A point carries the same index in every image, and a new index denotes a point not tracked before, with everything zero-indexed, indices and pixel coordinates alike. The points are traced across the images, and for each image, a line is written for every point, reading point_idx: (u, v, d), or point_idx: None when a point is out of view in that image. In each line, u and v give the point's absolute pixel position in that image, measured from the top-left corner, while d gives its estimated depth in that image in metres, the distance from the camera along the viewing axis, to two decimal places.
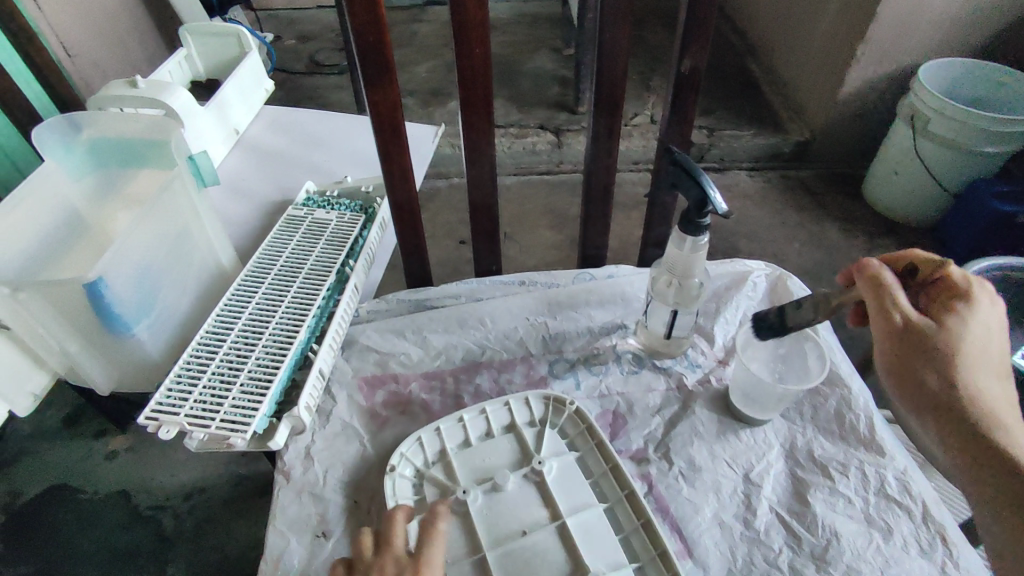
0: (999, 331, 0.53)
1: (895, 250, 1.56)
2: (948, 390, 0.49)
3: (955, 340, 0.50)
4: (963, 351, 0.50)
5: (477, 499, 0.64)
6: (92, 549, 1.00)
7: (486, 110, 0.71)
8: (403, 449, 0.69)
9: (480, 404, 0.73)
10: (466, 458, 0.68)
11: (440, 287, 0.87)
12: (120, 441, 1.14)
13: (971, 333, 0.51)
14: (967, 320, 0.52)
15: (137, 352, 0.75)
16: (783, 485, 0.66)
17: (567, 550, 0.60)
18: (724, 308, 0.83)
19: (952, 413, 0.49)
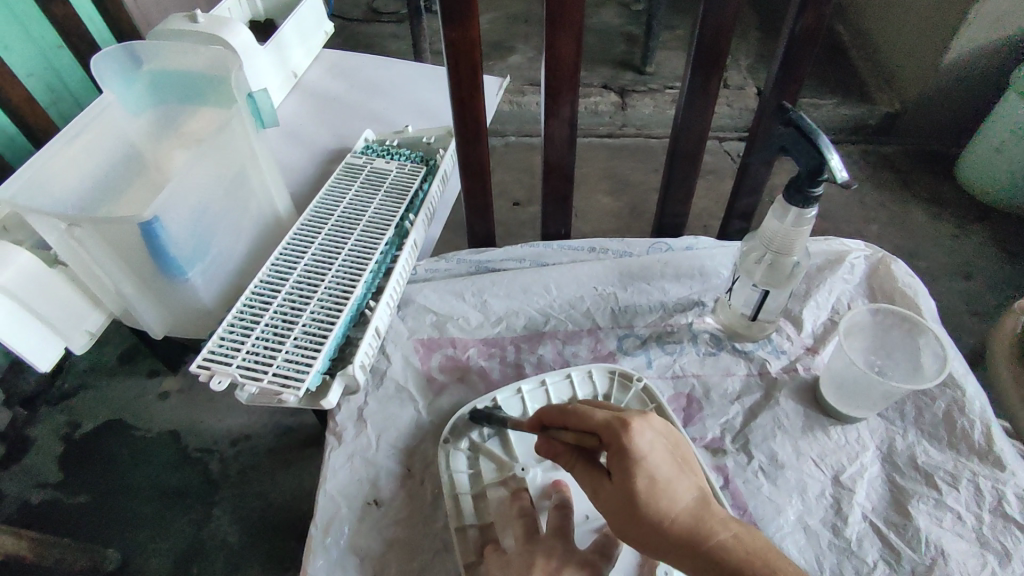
0: (673, 459, 0.44)
1: (990, 238, 1.40)
2: (684, 556, 0.41)
3: (646, 499, 0.42)
4: (664, 508, 0.42)
5: (537, 479, 0.60)
6: (143, 486, 1.01)
7: (572, 55, 0.64)
8: (457, 421, 0.65)
9: (540, 375, 0.67)
10: (524, 433, 0.63)
11: (503, 248, 0.81)
12: (172, 382, 1.14)
13: (659, 479, 0.43)
14: (644, 473, 0.43)
15: (190, 298, 0.72)
16: (879, 493, 0.60)
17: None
18: (815, 290, 0.74)
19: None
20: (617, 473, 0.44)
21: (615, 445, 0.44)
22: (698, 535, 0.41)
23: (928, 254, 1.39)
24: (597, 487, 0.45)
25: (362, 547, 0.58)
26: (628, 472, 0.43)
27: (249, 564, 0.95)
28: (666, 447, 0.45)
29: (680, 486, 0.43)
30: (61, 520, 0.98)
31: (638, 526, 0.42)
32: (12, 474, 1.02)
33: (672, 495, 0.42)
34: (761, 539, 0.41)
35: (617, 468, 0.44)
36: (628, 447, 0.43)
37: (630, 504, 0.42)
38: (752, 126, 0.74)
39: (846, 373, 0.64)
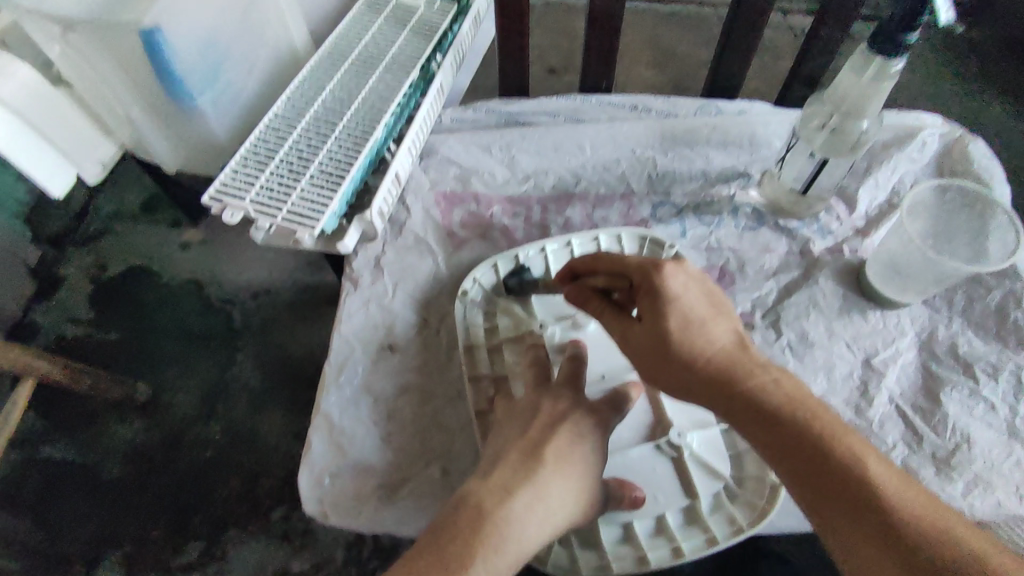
0: (708, 307, 0.44)
1: None
2: (709, 399, 0.41)
3: (676, 341, 0.42)
4: (695, 350, 0.42)
5: (555, 337, 0.58)
6: (169, 330, 1.04)
7: None
8: (477, 274, 0.62)
9: (566, 236, 0.63)
10: (545, 291, 0.61)
11: (537, 100, 0.74)
12: (193, 234, 1.12)
13: (692, 322, 0.42)
14: (678, 316, 0.43)
15: (203, 129, 0.69)
16: (910, 378, 0.58)
17: (650, 403, 0.55)
18: (878, 168, 0.67)
19: (738, 419, 0.40)
20: (646, 315, 0.43)
21: (645, 288, 0.44)
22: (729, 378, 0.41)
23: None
24: (624, 329, 0.45)
25: (375, 388, 0.58)
26: (658, 314, 0.43)
27: (271, 408, 0.98)
28: (703, 293, 0.44)
29: (714, 330, 0.42)
30: (94, 353, 1.01)
31: (668, 365, 0.42)
32: (46, 309, 1.05)
33: (704, 338, 0.42)
34: (799, 387, 0.40)
35: (647, 310, 0.43)
36: (661, 289, 0.43)
37: (659, 345, 0.42)
38: None
39: (900, 255, 0.59)
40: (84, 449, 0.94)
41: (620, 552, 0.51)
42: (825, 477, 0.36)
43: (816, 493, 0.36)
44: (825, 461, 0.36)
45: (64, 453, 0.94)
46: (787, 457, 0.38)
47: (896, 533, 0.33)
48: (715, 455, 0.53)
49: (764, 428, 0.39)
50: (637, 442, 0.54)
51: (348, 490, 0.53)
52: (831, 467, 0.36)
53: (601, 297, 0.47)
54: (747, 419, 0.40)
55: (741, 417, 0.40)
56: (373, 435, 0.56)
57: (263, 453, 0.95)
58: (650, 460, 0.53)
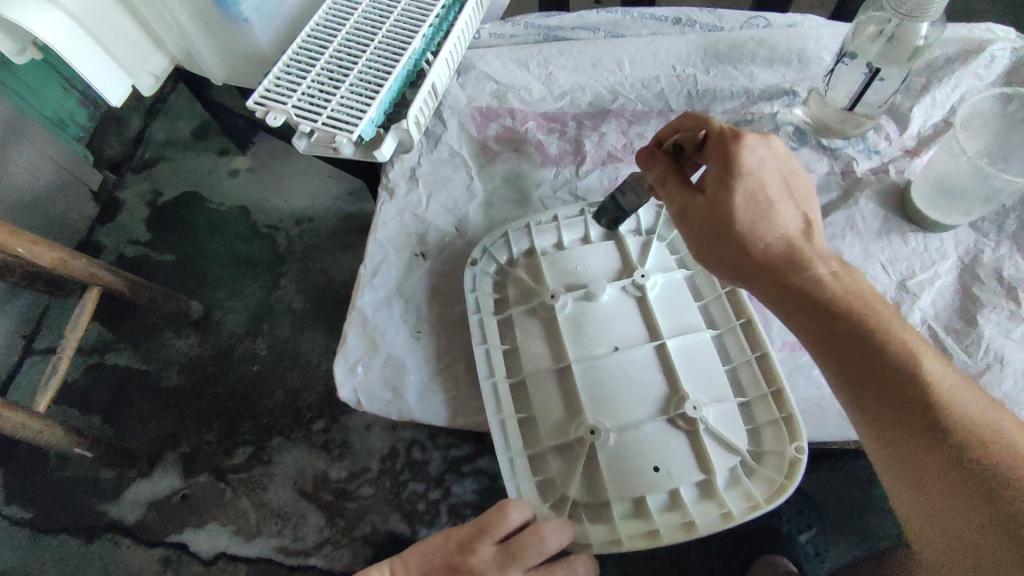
0: (780, 186, 0.44)
1: None
2: (763, 280, 0.42)
3: (742, 217, 0.42)
4: (761, 231, 0.42)
5: (566, 306, 0.56)
6: (219, 250, 1.09)
7: None
8: (487, 243, 0.62)
9: (580, 204, 0.62)
10: (555, 264, 0.59)
11: (578, 13, 0.72)
12: (241, 161, 1.16)
13: (761, 199, 0.43)
14: (748, 193, 0.43)
15: (248, 41, 0.70)
16: (948, 300, 0.56)
17: (666, 375, 0.53)
18: (935, 86, 0.64)
19: (788, 304, 0.41)
20: (714, 189, 0.44)
21: (722, 159, 0.44)
22: (788, 262, 0.41)
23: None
24: (684, 202, 0.45)
25: (407, 291, 0.60)
26: (730, 188, 0.43)
27: (313, 327, 1.03)
28: (776, 177, 0.44)
29: (780, 212, 0.43)
30: (152, 271, 1.08)
31: (724, 239, 0.43)
32: (108, 229, 1.12)
33: (772, 217, 0.43)
34: (859, 277, 0.40)
35: (716, 182, 0.44)
36: (738, 163, 0.44)
37: (724, 219, 0.43)
38: None
39: (949, 171, 0.56)
40: (145, 358, 1.01)
41: (631, 525, 0.51)
42: (873, 360, 0.37)
43: (860, 375, 0.37)
44: (877, 343, 0.37)
45: (128, 360, 1.01)
46: (835, 342, 0.38)
47: (938, 415, 0.34)
48: (730, 429, 0.53)
49: (816, 312, 0.39)
50: (651, 417, 0.52)
51: (379, 382, 0.56)
52: (881, 350, 0.37)
53: (671, 167, 0.47)
54: (800, 304, 0.40)
55: (795, 296, 0.40)
56: (405, 334, 0.59)
57: (307, 368, 1.00)
58: (662, 435, 0.52)
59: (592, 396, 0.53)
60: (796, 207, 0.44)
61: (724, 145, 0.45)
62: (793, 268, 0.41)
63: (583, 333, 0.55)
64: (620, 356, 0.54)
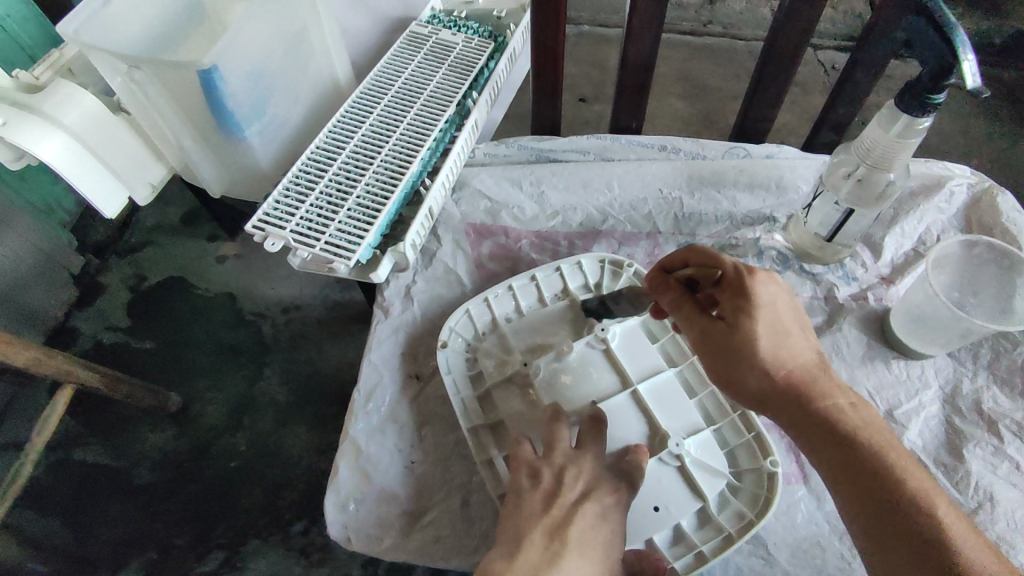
0: (791, 319, 0.44)
1: None
2: (785, 407, 0.42)
3: (763, 347, 0.42)
4: (779, 357, 0.42)
5: (540, 372, 0.59)
6: (202, 339, 1.02)
7: None
8: (454, 324, 0.63)
9: (554, 261, 0.67)
10: (517, 330, 0.63)
11: (568, 138, 0.76)
12: (230, 247, 1.11)
13: (779, 329, 0.43)
14: (767, 321, 0.43)
15: (249, 158, 0.71)
16: (934, 432, 0.57)
17: (645, 417, 0.56)
18: (903, 218, 0.68)
19: (808, 430, 0.42)
20: (732, 316, 0.43)
21: (736, 289, 0.43)
22: (804, 388, 0.42)
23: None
24: (704, 324, 0.44)
25: (401, 416, 0.61)
26: (750, 318, 0.42)
27: (295, 423, 0.96)
28: (790, 305, 0.44)
29: (796, 342, 0.43)
30: (130, 361, 1.00)
31: (744, 365, 0.43)
32: (86, 313, 1.04)
33: (789, 347, 0.43)
34: (867, 410, 0.42)
35: (735, 310, 0.43)
36: (756, 295, 0.43)
37: (743, 349, 0.42)
38: None
39: (924, 306, 0.59)
40: (115, 453, 0.94)
41: None
42: (891, 497, 0.38)
43: (874, 511, 0.38)
44: (890, 479, 0.38)
45: (97, 456, 0.93)
46: (848, 473, 0.40)
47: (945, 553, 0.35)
48: (711, 455, 0.56)
49: (835, 443, 0.41)
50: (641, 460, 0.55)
51: (370, 516, 0.56)
52: (898, 487, 0.38)
53: (686, 292, 0.46)
54: (818, 433, 0.41)
55: (814, 424, 0.41)
56: (397, 464, 0.58)
57: (288, 465, 0.93)
58: (656, 474, 0.55)
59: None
60: (808, 337, 0.44)
61: (738, 277, 0.43)
62: (811, 397, 0.42)
63: (559, 393, 0.58)
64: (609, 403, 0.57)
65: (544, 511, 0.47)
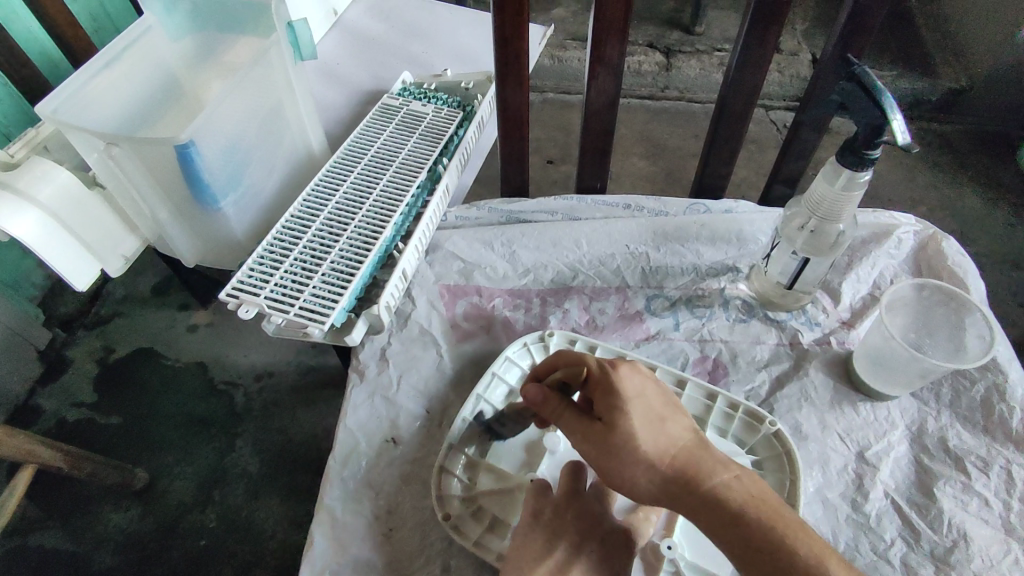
0: (661, 406, 0.44)
1: None
2: (676, 496, 0.41)
3: (642, 439, 0.42)
4: (661, 449, 0.42)
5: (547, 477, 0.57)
6: (172, 412, 1.00)
7: (623, 25, 0.61)
8: (439, 490, 0.57)
9: (488, 369, 0.63)
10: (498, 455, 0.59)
11: (537, 199, 0.79)
12: (202, 316, 1.10)
13: (652, 422, 0.43)
14: (640, 416, 0.43)
15: (224, 230, 0.72)
16: (905, 472, 0.58)
17: None
18: (857, 264, 0.72)
19: (705, 517, 0.40)
20: (607, 414, 0.44)
21: (604, 388, 0.44)
22: (693, 474, 0.41)
23: (985, 240, 1.22)
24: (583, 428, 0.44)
25: (378, 482, 0.60)
26: (620, 415, 0.43)
27: (268, 494, 0.93)
28: (658, 395, 0.45)
29: (673, 430, 0.43)
30: (95, 438, 0.97)
31: (630, 466, 0.42)
32: (51, 391, 1.01)
33: (666, 436, 0.43)
34: (757, 482, 0.41)
35: (606, 410, 0.44)
36: (619, 390, 0.44)
37: (626, 447, 0.42)
38: (814, 68, 0.68)
39: (882, 345, 0.61)
40: (75, 537, 0.89)
41: None
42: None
43: None
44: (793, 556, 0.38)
45: (56, 541, 0.88)
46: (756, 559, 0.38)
47: None
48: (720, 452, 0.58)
49: (728, 524, 0.39)
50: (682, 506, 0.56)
51: None
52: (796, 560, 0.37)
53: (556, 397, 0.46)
54: (713, 517, 0.40)
55: (711, 512, 0.40)
56: (375, 533, 0.57)
57: (258, 540, 0.89)
58: None
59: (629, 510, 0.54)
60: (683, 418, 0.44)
61: (603, 375, 0.45)
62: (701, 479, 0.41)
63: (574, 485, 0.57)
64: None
65: (547, 552, 0.47)
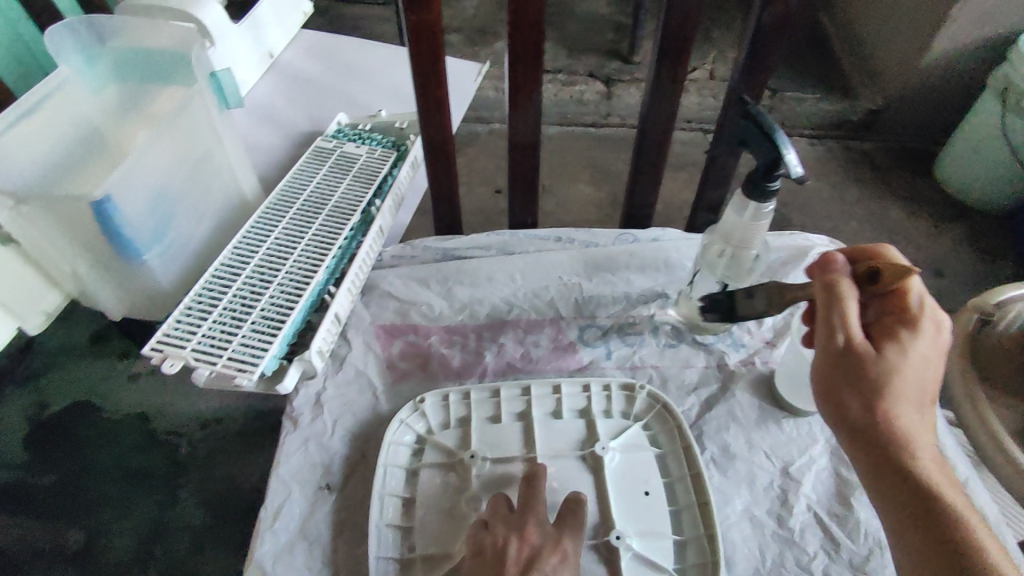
0: (933, 374, 0.46)
1: (982, 225, 1.32)
2: (872, 435, 0.44)
3: (896, 386, 0.44)
4: (896, 400, 0.44)
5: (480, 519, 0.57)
6: (111, 467, 0.95)
7: (535, 70, 0.64)
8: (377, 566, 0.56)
9: (382, 442, 0.62)
10: (434, 501, 0.59)
11: (470, 236, 0.81)
12: (143, 363, 1.06)
13: (915, 377, 0.44)
14: (919, 371, 0.45)
15: (151, 283, 0.71)
16: (826, 485, 0.61)
17: (597, 491, 0.59)
18: (778, 285, 0.75)
19: (883, 453, 0.43)
20: (883, 342, 0.45)
21: (896, 317, 0.46)
22: (904, 430, 0.44)
23: (909, 252, 1.29)
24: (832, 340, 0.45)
25: (312, 531, 0.59)
26: (904, 354, 0.44)
27: (214, 547, 0.89)
28: (939, 361, 0.46)
29: (919, 400, 0.45)
30: (27, 499, 0.92)
31: (853, 393, 0.44)
32: None
33: (914, 400, 0.44)
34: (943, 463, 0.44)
35: (886, 340, 0.45)
36: (914, 325, 0.45)
37: (869, 378, 0.44)
38: (719, 115, 0.72)
39: (797, 370, 0.64)
40: None
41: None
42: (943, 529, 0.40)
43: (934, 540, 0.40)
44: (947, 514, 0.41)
45: None
46: (916, 504, 0.42)
47: None
48: (635, 472, 0.61)
49: (903, 472, 0.43)
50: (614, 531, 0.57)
51: None
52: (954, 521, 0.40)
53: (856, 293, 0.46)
54: (892, 460, 0.43)
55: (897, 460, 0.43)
56: None
57: None
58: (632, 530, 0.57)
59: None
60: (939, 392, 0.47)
61: (904, 309, 0.46)
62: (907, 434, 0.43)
63: None
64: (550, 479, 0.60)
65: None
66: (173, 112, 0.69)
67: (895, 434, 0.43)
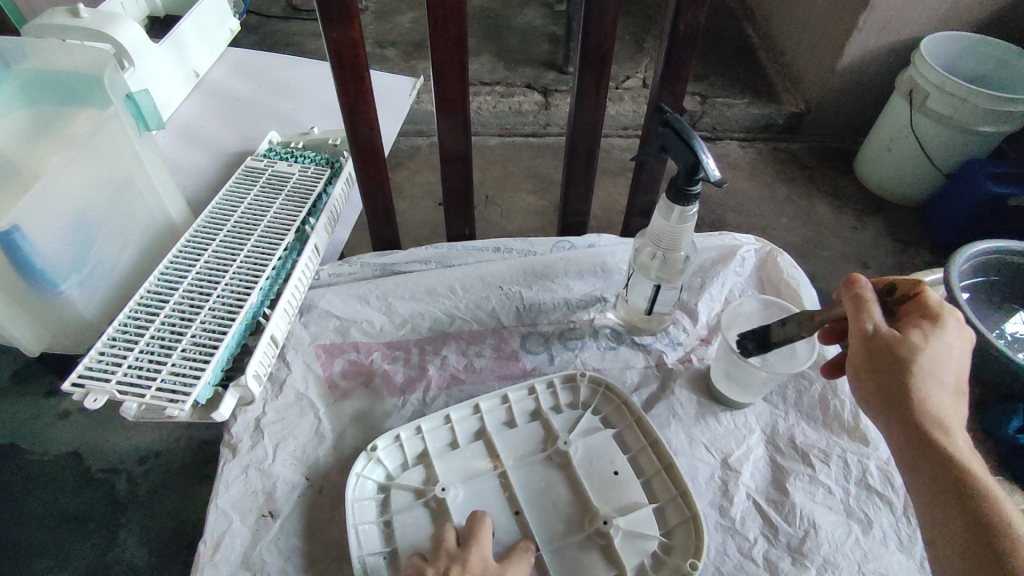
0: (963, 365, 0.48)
1: (899, 216, 1.40)
2: (904, 412, 0.45)
3: (926, 366, 0.45)
4: (928, 383, 0.45)
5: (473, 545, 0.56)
6: (38, 513, 0.89)
7: (461, 83, 0.65)
8: None
9: (346, 495, 0.58)
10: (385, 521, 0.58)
11: (409, 251, 0.81)
12: (73, 401, 1.00)
13: (942, 363, 0.46)
14: (940, 355, 0.46)
15: (70, 313, 0.68)
16: (763, 472, 0.63)
17: (568, 480, 0.60)
18: (710, 283, 0.79)
19: (912, 430, 0.45)
20: (908, 330, 0.47)
21: (928, 315, 0.48)
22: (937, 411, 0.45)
23: (839, 245, 1.35)
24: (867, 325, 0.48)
25: (255, 561, 0.57)
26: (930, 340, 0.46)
27: None
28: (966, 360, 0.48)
29: (949, 384, 0.46)
30: None
31: (887, 374, 0.46)
32: None
33: (943, 383, 0.46)
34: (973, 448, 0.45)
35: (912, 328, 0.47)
36: (941, 323, 0.47)
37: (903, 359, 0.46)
38: (643, 123, 0.75)
39: (731, 367, 0.67)
40: None
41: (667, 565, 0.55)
42: (965, 502, 0.41)
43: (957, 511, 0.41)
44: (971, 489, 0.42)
45: None
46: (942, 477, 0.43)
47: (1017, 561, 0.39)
48: (598, 456, 0.62)
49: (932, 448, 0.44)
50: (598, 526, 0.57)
51: None
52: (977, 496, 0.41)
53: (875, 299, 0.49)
54: (922, 435, 0.44)
55: (924, 434, 0.44)
56: None
57: None
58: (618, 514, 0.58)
59: (561, 545, 0.56)
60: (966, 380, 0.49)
61: (934, 309, 0.48)
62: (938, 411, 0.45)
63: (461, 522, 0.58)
64: (523, 484, 0.60)
65: None
66: (87, 134, 0.66)
67: (926, 411, 0.45)
